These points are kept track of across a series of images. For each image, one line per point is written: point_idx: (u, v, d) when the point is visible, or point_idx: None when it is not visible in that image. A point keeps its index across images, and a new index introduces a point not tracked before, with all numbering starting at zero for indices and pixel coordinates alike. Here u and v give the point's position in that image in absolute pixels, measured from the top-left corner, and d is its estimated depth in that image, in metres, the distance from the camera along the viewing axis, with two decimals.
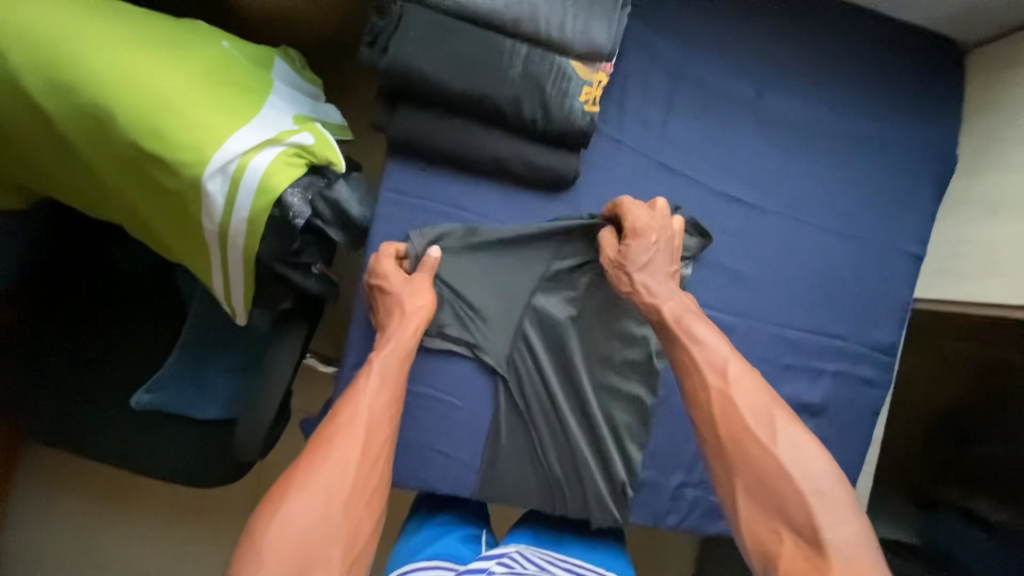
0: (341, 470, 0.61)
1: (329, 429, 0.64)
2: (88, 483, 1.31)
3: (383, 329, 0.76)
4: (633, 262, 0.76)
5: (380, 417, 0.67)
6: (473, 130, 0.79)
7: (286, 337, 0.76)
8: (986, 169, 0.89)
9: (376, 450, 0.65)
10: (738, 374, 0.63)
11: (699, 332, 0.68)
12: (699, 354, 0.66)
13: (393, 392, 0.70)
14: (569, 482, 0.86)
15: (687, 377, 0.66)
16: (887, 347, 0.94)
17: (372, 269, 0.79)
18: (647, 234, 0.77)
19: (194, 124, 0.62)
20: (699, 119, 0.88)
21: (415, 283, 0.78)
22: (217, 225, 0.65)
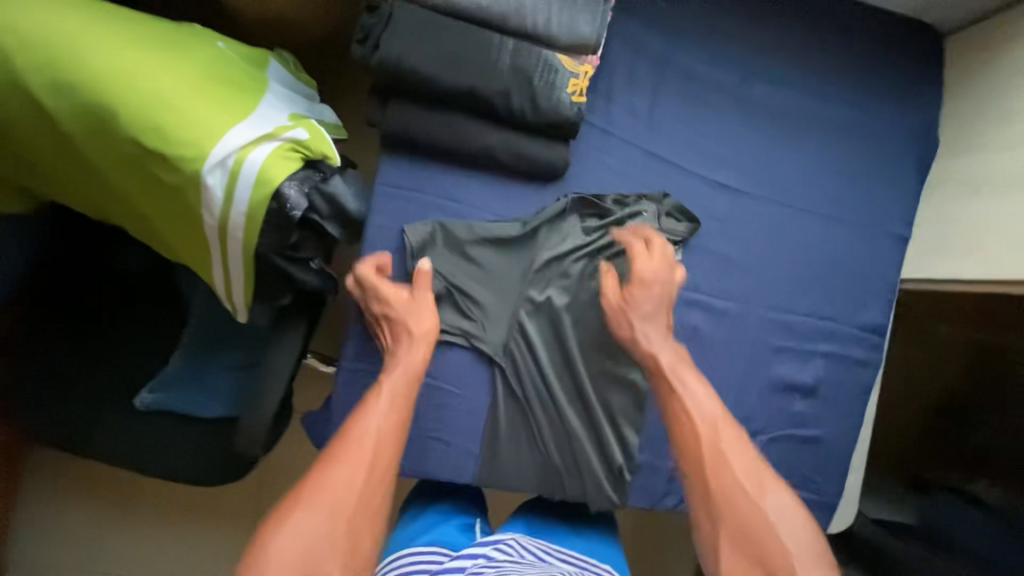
0: (346, 489, 0.62)
1: (337, 447, 0.66)
2: (92, 485, 1.34)
3: (392, 352, 0.78)
4: (639, 311, 0.80)
5: (387, 437, 0.69)
6: (464, 123, 0.81)
7: (286, 332, 0.78)
8: (968, 150, 0.91)
9: (381, 470, 0.66)
10: (728, 433, 0.69)
11: (693, 387, 0.73)
12: (692, 408, 0.72)
13: (401, 414, 0.72)
14: (567, 466, 0.88)
15: (681, 430, 0.71)
16: (877, 328, 0.96)
17: (370, 291, 0.80)
18: (657, 285, 0.81)
19: (192, 120, 0.64)
20: (685, 109, 0.91)
21: (419, 307, 0.80)
22: (217, 219, 0.67)
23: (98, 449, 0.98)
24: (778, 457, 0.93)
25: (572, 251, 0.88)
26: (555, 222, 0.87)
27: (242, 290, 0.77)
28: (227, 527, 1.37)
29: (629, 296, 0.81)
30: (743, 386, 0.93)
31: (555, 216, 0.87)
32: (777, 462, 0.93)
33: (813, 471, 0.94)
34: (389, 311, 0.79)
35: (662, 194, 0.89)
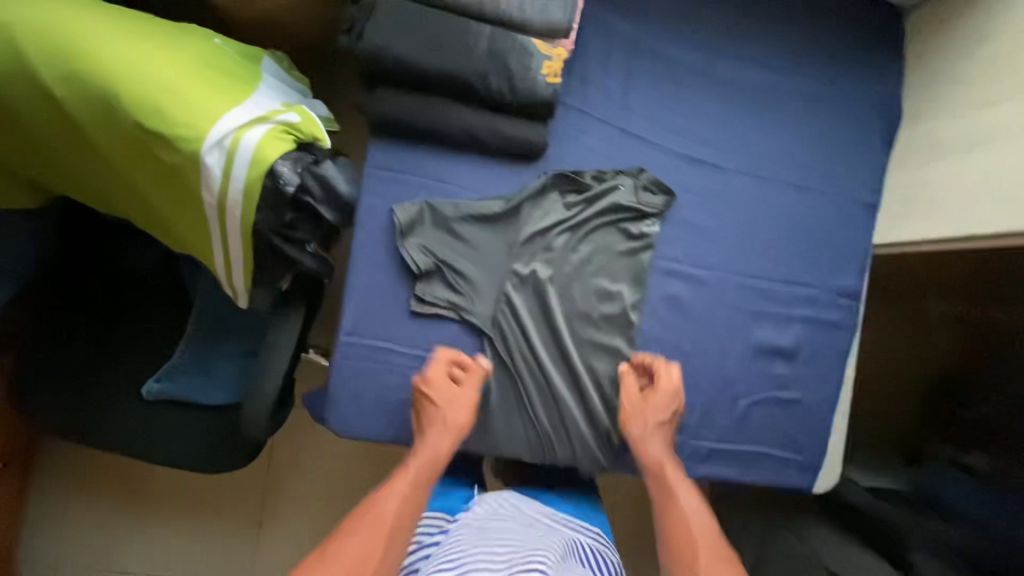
0: (360, 561, 0.69)
1: (359, 520, 0.73)
2: (103, 482, 1.39)
3: (422, 434, 0.85)
4: (653, 416, 0.89)
5: (403, 516, 0.75)
6: (446, 106, 0.86)
7: (285, 320, 0.91)
8: (930, 117, 0.95)
9: (395, 548, 0.72)
10: (716, 546, 0.77)
11: (689, 498, 0.83)
12: (685, 515, 0.81)
13: (420, 497, 0.79)
14: (556, 430, 0.92)
15: (675, 534, 0.79)
16: (852, 292, 1.00)
17: (423, 376, 0.87)
18: (673, 394, 0.90)
19: (191, 103, 0.70)
20: (657, 88, 0.95)
21: (458, 396, 0.86)
22: (216, 197, 0.72)
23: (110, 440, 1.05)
24: (761, 419, 0.97)
25: (555, 226, 0.92)
26: (538, 199, 0.92)
27: (243, 269, 0.82)
28: (235, 515, 1.41)
29: (647, 397, 0.90)
30: (724, 351, 0.96)
31: (537, 192, 0.91)
32: (761, 424, 0.97)
33: (796, 432, 0.98)
34: (428, 396, 0.86)
35: (638, 169, 0.94)
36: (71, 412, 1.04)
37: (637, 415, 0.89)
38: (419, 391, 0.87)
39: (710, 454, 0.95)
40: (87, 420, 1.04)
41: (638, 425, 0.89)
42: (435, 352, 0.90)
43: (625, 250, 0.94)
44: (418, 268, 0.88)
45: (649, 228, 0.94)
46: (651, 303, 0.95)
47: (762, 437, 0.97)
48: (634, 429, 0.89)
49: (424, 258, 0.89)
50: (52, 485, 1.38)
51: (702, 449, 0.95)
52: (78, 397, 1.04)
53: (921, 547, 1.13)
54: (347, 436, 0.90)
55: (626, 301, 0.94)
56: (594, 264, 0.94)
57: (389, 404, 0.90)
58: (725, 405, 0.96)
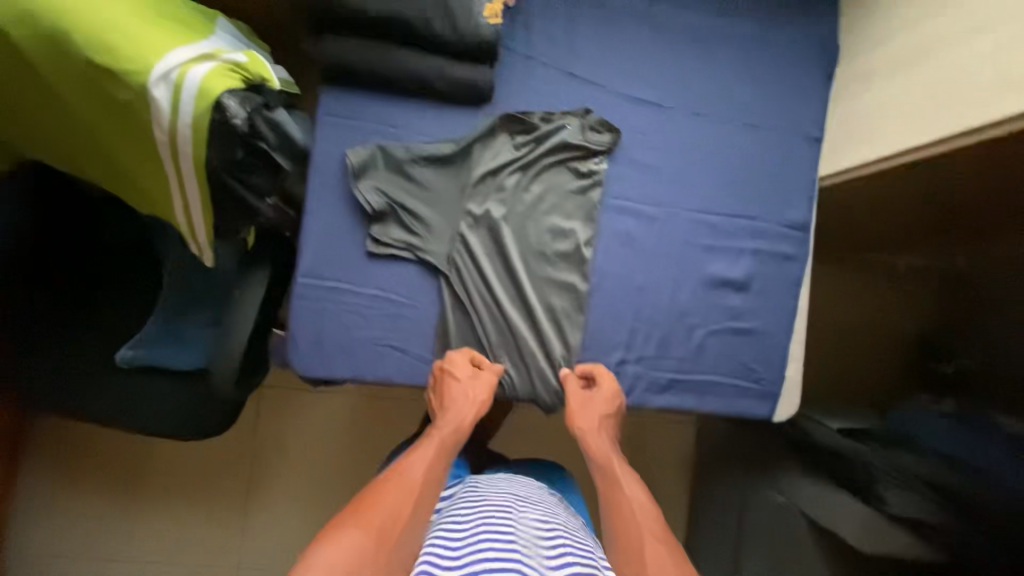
0: (393, 517, 0.69)
1: (386, 485, 0.73)
2: (88, 465, 1.42)
3: (443, 409, 0.86)
4: (596, 410, 0.90)
5: (429, 483, 0.76)
6: (393, 50, 0.89)
7: (252, 278, 0.94)
8: (864, 48, 0.99)
9: (422, 512, 0.72)
10: (662, 535, 0.74)
11: (635, 490, 0.81)
12: (630, 506, 0.78)
13: (444, 467, 0.80)
14: (514, 365, 0.95)
15: (619, 523, 0.76)
16: (801, 224, 1.02)
17: (446, 359, 0.91)
18: (613, 397, 0.92)
19: (137, 39, 0.72)
20: (600, 32, 0.99)
21: (479, 379, 0.89)
22: (167, 133, 0.75)
23: (87, 408, 1.07)
24: (717, 348, 0.99)
25: (506, 165, 0.95)
26: (487, 141, 0.95)
27: (201, 213, 0.84)
28: (222, 494, 1.44)
29: (591, 393, 0.92)
30: (677, 284, 0.99)
31: (486, 133, 0.95)
32: (717, 353, 0.99)
33: (752, 360, 1.00)
34: (451, 375, 0.89)
35: (584, 109, 0.97)
36: (46, 379, 1.06)
37: (584, 412, 0.89)
38: (440, 371, 0.90)
39: (669, 384, 0.98)
40: (64, 387, 1.06)
41: (585, 421, 0.89)
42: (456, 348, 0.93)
43: (576, 189, 0.97)
44: (372, 208, 0.91)
45: (597, 165, 0.97)
46: (604, 239, 0.98)
47: (719, 366, 0.99)
48: (579, 426, 0.88)
49: (379, 200, 0.92)
50: (39, 471, 1.40)
51: (660, 379, 0.97)
52: (53, 365, 1.06)
53: (890, 480, 1.15)
54: (311, 378, 0.92)
55: (579, 238, 0.97)
56: (545, 203, 0.97)
57: (349, 345, 0.92)
58: (681, 336, 0.98)
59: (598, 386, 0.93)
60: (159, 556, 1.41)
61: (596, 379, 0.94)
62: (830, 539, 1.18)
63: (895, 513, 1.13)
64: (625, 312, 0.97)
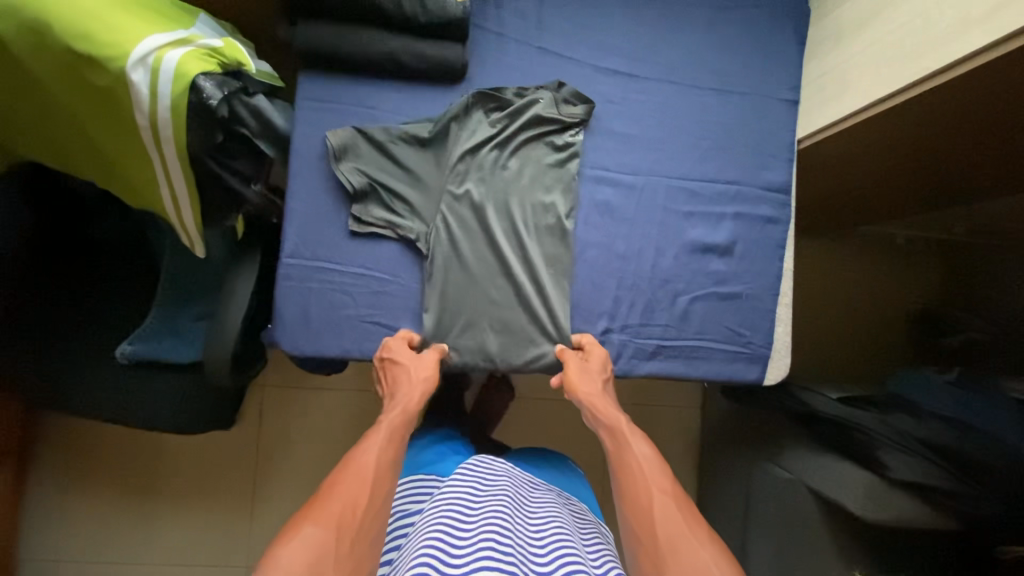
0: (350, 507, 0.66)
1: (342, 474, 0.71)
2: (93, 469, 1.43)
3: (392, 396, 0.86)
4: (595, 374, 0.90)
5: (384, 468, 0.74)
6: (365, 32, 0.91)
7: (242, 264, 0.96)
8: (833, 9, 0.99)
9: (379, 498, 0.70)
10: (669, 488, 0.75)
11: (640, 445, 0.81)
12: (637, 463, 0.79)
13: (397, 448, 0.78)
14: (501, 338, 0.94)
15: (629, 483, 0.77)
16: (781, 186, 1.02)
17: (384, 348, 0.91)
18: (605, 363, 0.92)
19: (115, 27, 0.75)
20: (569, 7, 1.00)
21: (422, 360, 0.89)
22: (148, 118, 0.77)
23: (89, 402, 1.09)
24: (703, 313, 0.98)
25: (484, 142, 0.96)
26: (463, 119, 0.96)
27: (187, 197, 0.87)
28: (229, 491, 1.46)
29: (585, 359, 0.92)
30: (659, 251, 0.99)
31: (461, 112, 0.95)
32: (703, 318, 0.98)
33: (739, 325, 0.99)
34: (394, 361, 0.89)
35: (557, 83, 0.98)
36: (47, 379, 1.08)
37: (581, 376, 0.89)
38: (381, 361, 0.90)
39: (656, 351, 0.97)
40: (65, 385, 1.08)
41: (588, 386, 0.88)
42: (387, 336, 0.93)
43: (554, 162, 0.98)
44: (353, 188, 0.92)
45: (574, 137, 0.98)
46: (584, 209, 0.98)
47: (707, 331, 0.98)
48: (583, 392, 0.87)
49: (360, 180, 0.93)
50: (46, 477, 1.42)
51: (646, 345, 0.96)
52: (53, 363, 1.08)
53: (891, 444, 1.12)
54: (300, 358, 0.93)
55: (561, 210, 0.97)
56: (525, 177, 0.97)
57: (335, 323, 0.93)
58: (665, 302, 0.98)
59: (585, 353, 0.93)
60: (166, 557, 1.43)
61: (585, 351, 0.93)
62: (834, 508, 1.16)
63: (896, 478, 1.09)
64: (608, 280, 0.97)
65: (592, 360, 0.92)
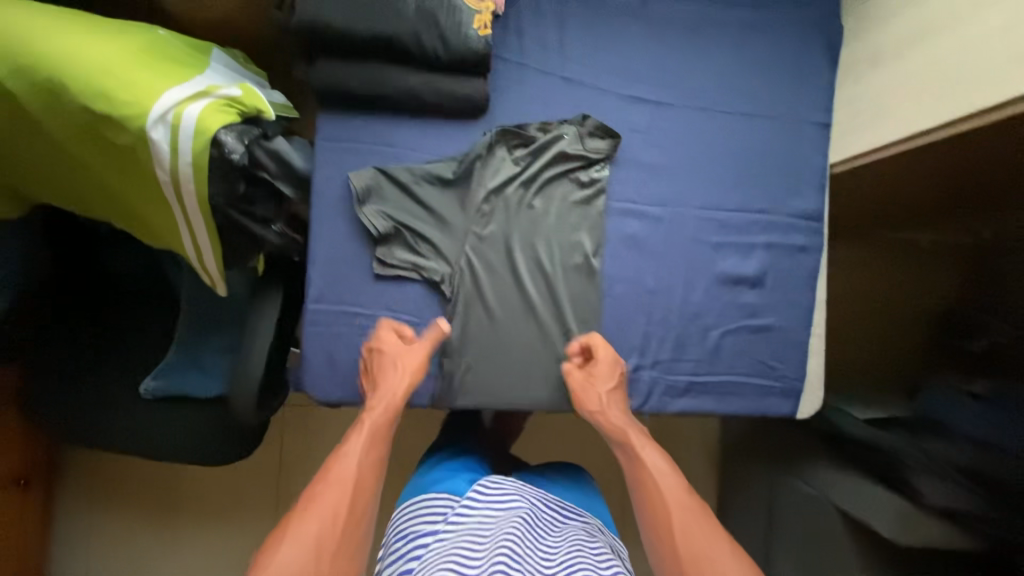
0: (328, 523, 0.66)
1: (322, 482, 0.71)
2: (116, 494, 1.45)
3: (378, 387, 0.84)
4: (601, 386, 0.88)
5: (367, 471, 0.73)
6: (384, 69, 0.88)
7: (261, 300, 0.92)
8: (869, 29, 0.95)
9: (360, 508, 0.70)
10: (688, 502, 0.74)
11: (654, 458, 0.79)
12: (653, 479, 0.77)
13: (380, 449, 0.77)
14: (530, 379, 0.93)
15: (647, 499, 0.76)
16: (812, 213, 0.99)
17: (373, 340, 0.89)
18: (613, 366, 0.90)
19: (131, 84, 0.73)
20: (591, 33, 0.97)
21: (411, 348, 0.88)
22: (169, 173, 0.75)
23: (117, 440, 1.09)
24: (734, 347, 0.97)
25: (508, 181, 0.94)
26: (486, 158, 0.93)
27: (209, 247, 0.86)
28: (252, 513, 1.46)
29: (590, 372, 0.89)
30: (689, 285, 0.97)
31: (485, 151, 0.93)
32: (734, 352, 0.97)
33: (771, 358, 0.97)
34: (381, 351, 0.87)
35: (582, 116, 0.95)
36: (72, 415, 1.08)
37: (586, 395, 0.87)
38: (369, 352, 0.88)
39: (686, 387, 0.95)
40: (91, 421, 1.09)
41: (593, 402, 0.87)
42: (377, 322, 0.92)
43: (580, 200, 0.95)
44: (377, 231, 0.91)
45: (599, 173, 0.96)
46: (611, 245, 0.96)
47: (738, 366, 0.97)
48: (588, 408, 0.87)
49: (384, 223, 0.91)
50: (70, 502, 1.44)
51: (677, 382, 0.95)
52: (79, 402, 1.08)
53: (923, 469, 1.11)
54: (330, 405, 0.93)
55: (587, 249, 0.95)
56: (550, 215, 0.95)
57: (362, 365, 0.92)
58: (696, 337, 0.96)
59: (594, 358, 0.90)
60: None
61: (595, 354, 0.90)
62: (865, 531, 1.16)
63: (929, 504, 1.09)
64: (637, 317, 0.95)
65: (604, 363, 0.90)
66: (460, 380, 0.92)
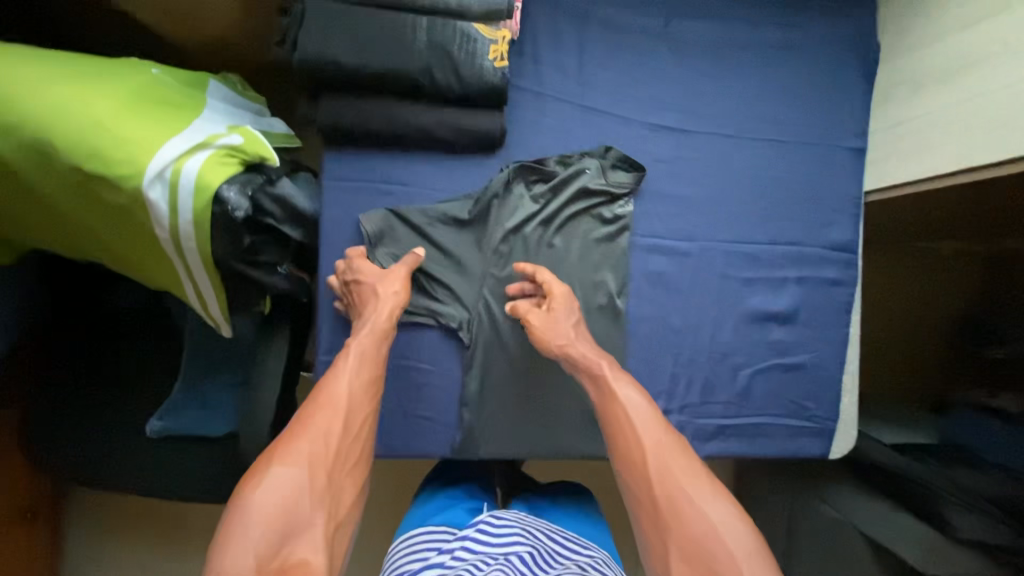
0: (322, 442, 0.64)
1: (310, 405, 0.68)
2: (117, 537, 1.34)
3: (360, 315, 0.79)
4: (564, 321, 0.81)
5: (358, 394, 0.71)
6: (396, 105, 0.82)
7: (273, 342, 0.84)
8: (908, 51, 0.90)
9: (350, 431, 0.68)
10: (665, 438, 0.68)
11: (631, 393, 0.72)
12: (630, 415, 0.70)
13: (371, 373, 0.75)
14: (554, 427, 0.89)
15: (619, 435, 0.69)
16: (845, 245, 0.95)
17: (344, 269, 0.82)
18: (569, 303, 0.83)
19: (126, 140, 0.67)
20: (612, 57, 0.91)
21: (390, 273, 0.82)
22: (168, 232, 0.70)
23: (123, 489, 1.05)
24: (765, 387, 0.93)
25: (527, 220, 0.89)
26: (504, 196, 0.88)
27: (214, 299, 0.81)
28: None
29: (550, 308, 0.82)
30: (718, 323, 0.92)
31: (503, 189, 0.88)
32: (765, 393, 0.93)
33: (803, 398, 0.94)
34: (360, 281, 0.81)
35: (604, 148, 0.90)
36: (77, 458, 1.01)
37: (550, 329, 0.80)
38: (345, 282, 0.82)
39: (716, 431, 0.91)
40: (96, 466, 1.01)
41: (559, 335, 0.79)
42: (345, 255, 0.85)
43: (602, 237, 0.90)
44: None
45: (623, 209, 0.90)
46: (636, 283, 0.91)
47: (769, 407, 0.93)
48: (553, 342, 0.79)
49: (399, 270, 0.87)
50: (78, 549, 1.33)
51: (707, 426, 0.91)
52: (84, 446, 1.01)
53: (954, 501, 1.04)
54: None
55: (612, 288, 0.90)
56: (571, 252, 0.90)
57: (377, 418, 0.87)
58: (726, 379, 0.92)
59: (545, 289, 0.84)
60: None
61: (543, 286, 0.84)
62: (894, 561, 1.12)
63: (964, 538, 1.02)
64: (664, 359, 0.91)
65: (562, 298, 0.83)
66: (479, 430, 0.88)
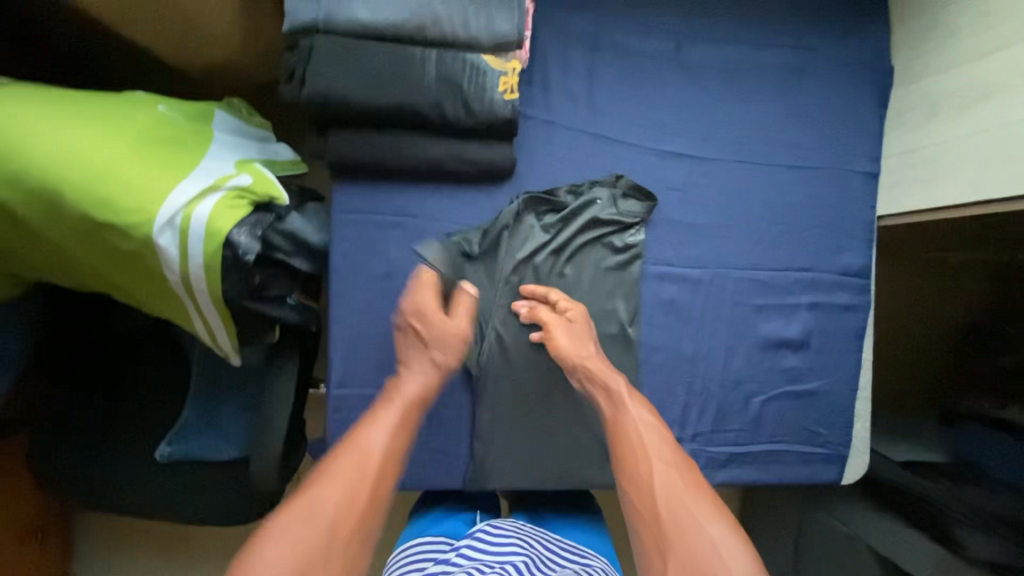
0: (349, 502, 0.60)
1: (341, 459, 0.64)
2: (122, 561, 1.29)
3: (410, 367, 0.77)
4: (583, 338, 0.83)
5: (393, 455, 0.67)
6: (405, 138, 0.82)
7: (281, 368, 0.81)
8: (923, 77, 0.89)
9: (380, 494, 0.64)
10: (672, 458, 0.68)
11: (641, 411, 0.73)
12: (637, 430, 0.71)
13: (406, 434, 0.71)
14: (567, 457, 0.89)
15: (624, 446, 0.70)
16: (857, 270, 0.94)
17: (410, 309, 0.80)
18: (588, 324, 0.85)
19: (136, 188, 0.66)
20: (622, 84, 0.90)
21: (454, 328, 0.80)
22: (179, 275, 0.69)
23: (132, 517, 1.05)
24: (777, 414, 0.92)
25: (537, 251, 0.88)
26: (514, 227, 0.88)
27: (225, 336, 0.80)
28: None
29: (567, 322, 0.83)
30: (730, 351, 0.92)
31: (513, 220, 0.87)
32: (776, 420, 0.92)
33: (816, 424, 0.93)
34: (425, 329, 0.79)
35: (615, 176, 0.89)
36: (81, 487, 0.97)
37: (575, 344, 0.81)
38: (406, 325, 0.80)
39: (728, 459, 0.91)
40: (98, 494, 0.97)
41: (578, 348, 0.81)
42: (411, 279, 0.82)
43: (613, 266, 0.90)
44: None
45: (634, 237, 0.90)
46: (647, 312, 0.90)
47: (781, 433, 0.93)
48: (574, 355, 0.80)
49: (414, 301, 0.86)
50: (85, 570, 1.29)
51: (721, 454, 0.90)
52: (87, 473, 0.97)
53: (969, 522, 1.01)
54: None
55: (623, 318, 0.89)
56: (583, 282, 0.89)
57: None
58: (738, 407, 0.92)
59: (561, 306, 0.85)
60: None
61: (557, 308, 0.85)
62: None
63: (973, 558, 0.98)
64: (677, 389, 0.90)
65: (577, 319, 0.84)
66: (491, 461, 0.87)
